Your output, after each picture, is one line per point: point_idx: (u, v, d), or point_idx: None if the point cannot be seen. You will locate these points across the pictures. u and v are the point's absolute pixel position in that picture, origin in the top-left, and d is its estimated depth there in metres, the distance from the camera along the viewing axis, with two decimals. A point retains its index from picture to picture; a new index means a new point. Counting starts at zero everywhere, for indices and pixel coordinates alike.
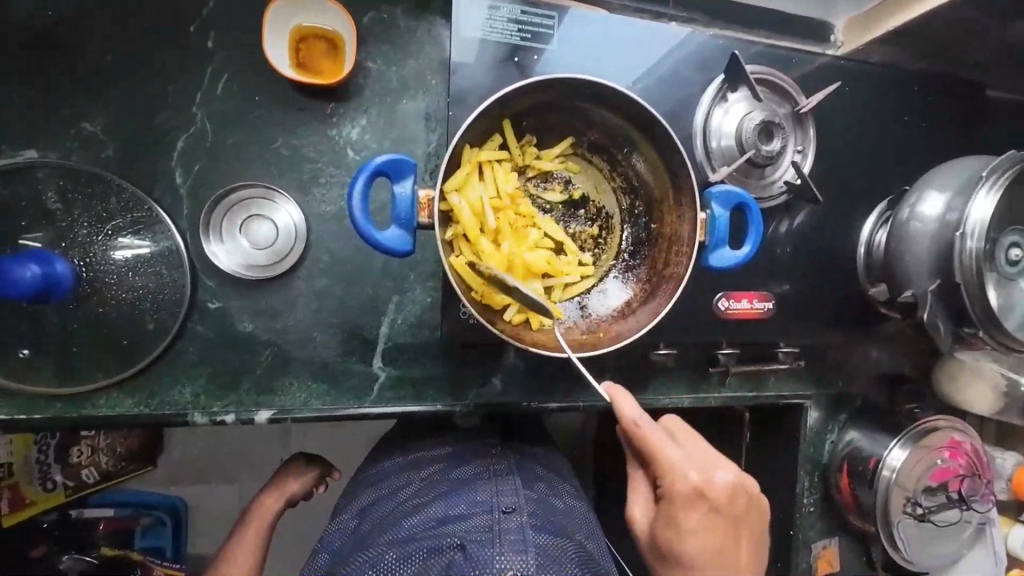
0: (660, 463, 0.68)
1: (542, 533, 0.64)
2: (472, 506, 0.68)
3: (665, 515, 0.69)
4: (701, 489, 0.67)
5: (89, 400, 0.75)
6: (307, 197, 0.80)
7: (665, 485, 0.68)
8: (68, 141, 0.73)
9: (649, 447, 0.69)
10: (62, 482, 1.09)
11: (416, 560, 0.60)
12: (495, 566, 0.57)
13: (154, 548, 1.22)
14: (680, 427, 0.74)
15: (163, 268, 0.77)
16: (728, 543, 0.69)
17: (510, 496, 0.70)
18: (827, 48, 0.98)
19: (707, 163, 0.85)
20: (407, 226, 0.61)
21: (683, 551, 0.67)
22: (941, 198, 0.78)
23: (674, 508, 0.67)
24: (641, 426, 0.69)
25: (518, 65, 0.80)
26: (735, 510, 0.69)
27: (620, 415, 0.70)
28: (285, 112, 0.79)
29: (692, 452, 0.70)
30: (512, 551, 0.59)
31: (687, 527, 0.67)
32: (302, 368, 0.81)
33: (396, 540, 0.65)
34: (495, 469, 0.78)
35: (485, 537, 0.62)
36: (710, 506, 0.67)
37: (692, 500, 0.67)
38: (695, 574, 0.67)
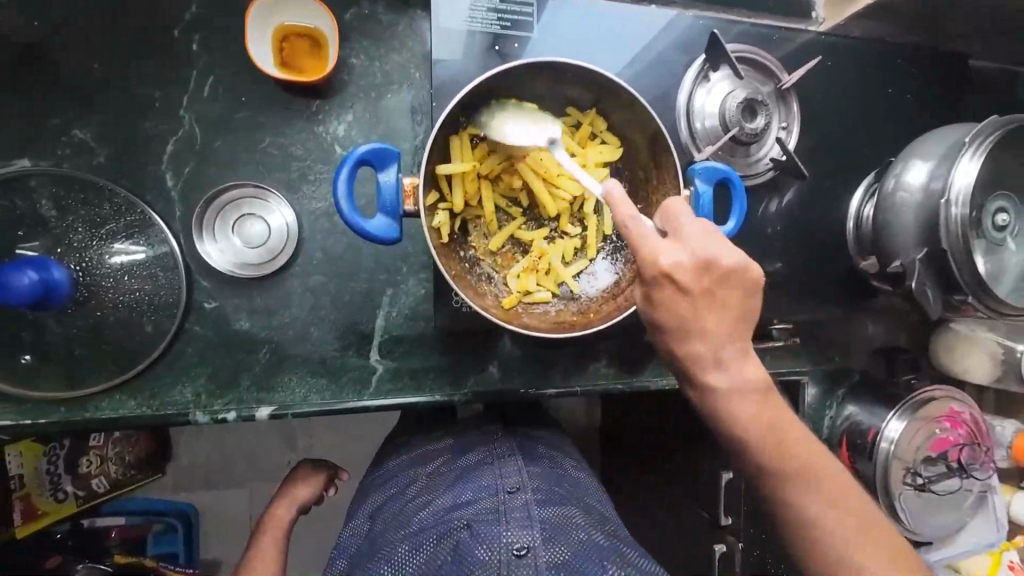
0: (642, 258, 0.58)
1: (546, 506, 0.66)
2: (478, 491, 0.69)
3: (653, 298, 0.60)
4: (672, 274, 0.57)
5: (92, 404, 0.76)
6: (297, 195, 0.81)
7: (655, 295, 0.59)
8: (59, 150, 0.75)
9: (634, 236, 0.59)
10: (73, 491, 1.11)
11: (427, 548, 0.62)
12: (502, 541, 0.59)
13: (167, 554, 1.23)
14: (675, 207, 0.62)
15: (159, 270, 0.78)
16: (707, 313, 0.59)
17: (514, 476, 0.72)
18: (810, 24, 0.98)
19: (692, 143, 0.85)
20: (392, 213, 0.62)
21: (711, 383, 0.61)
22: (925, 166, 0.78)
23: (678, 308, 0.59)
24: (634, 225, 0.58)
25: (499, 54, 0.80)
26: (736, 290, 0.60)
27: (616, 217, 0.59)
28: (271, 112, 0.80)
29: (678, 240, 0.60)
30: (518, 526, 0.61)
31: (671, 261, 0.58)
32: (300, 364, 0.82)
33: (407, 533, 0.66)
34: (498, 451, 0.79)
35: (492, 516, 0.63)
36: (685, 290, 0.58)
37: (662, 282, 0.58)
38: (694, 365, 0.61)
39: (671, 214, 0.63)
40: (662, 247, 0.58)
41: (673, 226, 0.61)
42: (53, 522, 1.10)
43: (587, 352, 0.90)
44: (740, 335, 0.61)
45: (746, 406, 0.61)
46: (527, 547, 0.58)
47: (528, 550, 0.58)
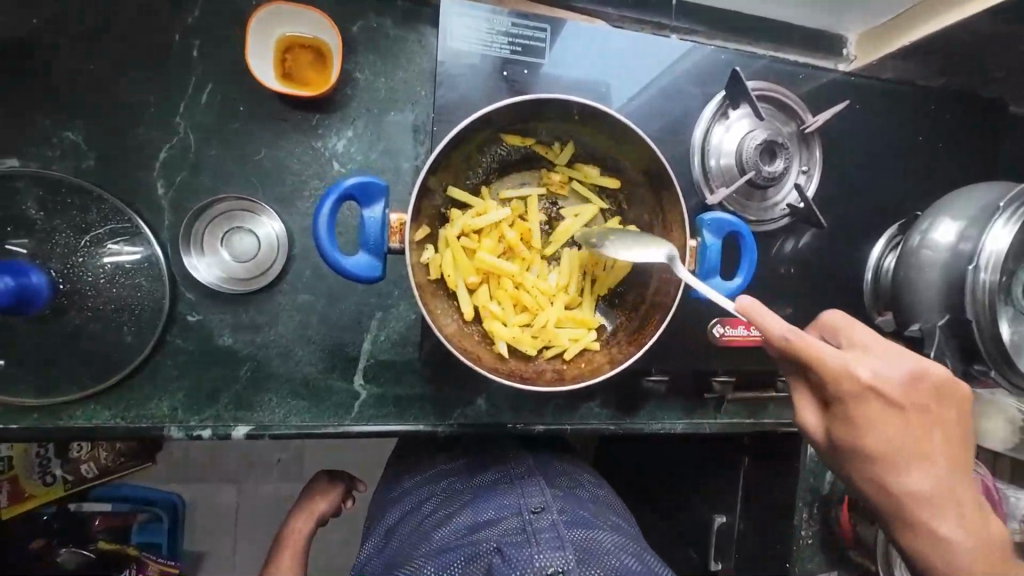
0: (828, 373, 0.57)
1: (574, 528, 0.62)
2: (501, 510, 0.66)
3: (842, 419, 0.59)
4: (875, 386, 0.57)
5: (65, 412, 0.74)
6: (290, 210, 0.79)
7: (853, 408, 0.58)
8: (49, 151, 0.73)
9: (811, 364, 0.57)
10: (62, 475, 1.10)
11: (456, 570, 0.58)
12: (534, 565, 0.55)
13: (151, 544, 1.19)
14: (836, 322, 0.64)
15: (143, 279, 0.76)
16: (925, 434, 0.60)
17: (538, 495, 0.68)
18: (839, 62, 0.95)
19: (705, 183, 0.81)
20: (376, 251, 0.60)
21: (892, 433, 0.59)
22: (954, 226, 0.74)
23: (876, 412, 0.58)
24: (790, 337, 0.56)
25: (507, 80, 0.77)
26: (947, 405, 0.61)
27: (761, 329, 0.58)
28: (269, 125, 0.77)
29: (866, 353, 0.60)
30: (548, 548, 0.57)
31: (886, 419, 0.58)
32: (282, 384, 0.79)
33: (431, 551, 0.63)
34: (517, 472, 0.76)
35: (521, 538, 0.60)
36: (896, 405, 0.58)
37: (867, 396, 0.58)
38: (887, 471, 0.60)
39: (826, 326, 0.65)
40: (860, 360, 0.59)
41: (845, 337, 0.63)
42: (40, 504, 1.10)
43: (581, 390, 0.86)
44: (958, 455, 0.60)
45: (927, 493, 0.60)
46: (562, 571, 0.55)
47: (564, 575, 0.54)
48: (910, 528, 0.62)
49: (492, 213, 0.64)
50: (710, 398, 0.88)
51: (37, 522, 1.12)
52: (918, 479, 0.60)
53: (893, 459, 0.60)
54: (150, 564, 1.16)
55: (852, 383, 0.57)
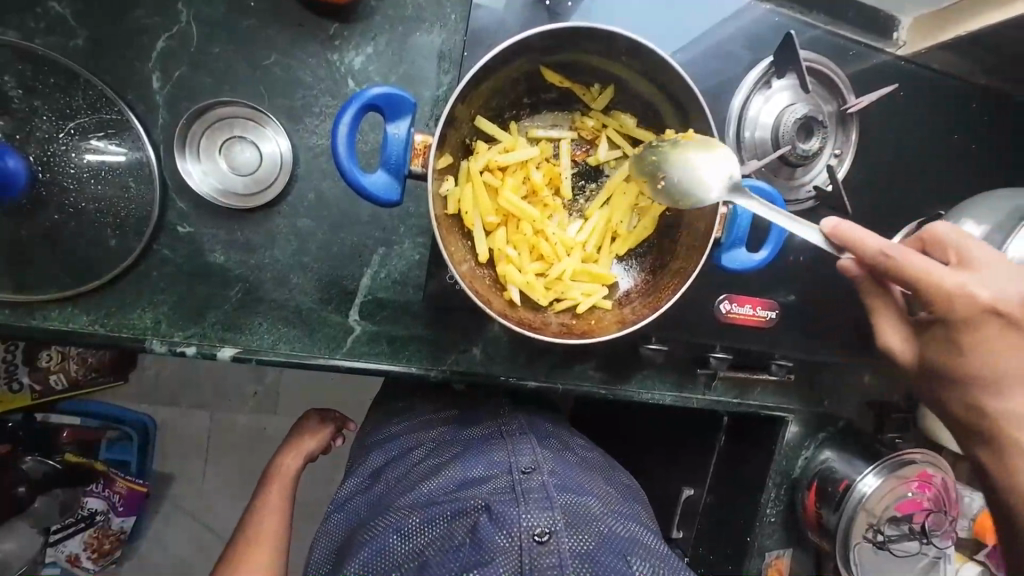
0: (912, 277, 0.58)
1: (564, 491, 0.61)
2: (490, 468, 0.65)
3: (943, 340, 0.62)
4: (996, 306, 0.58)
5: (42, 312, 0.70)
6: (298, 126, 0.73)
7: (961, 336, 0.61)
8: (32, 22, 0.66)
9: (906, 278, 0.59)
10: (29, 385, 1.06)
11: (441, 524, 0.58)
12: (522, 526, 0.55)
13: (119, 461, 1.18)
14: (944, 236, 0.62)
15: (131, 180, 0.70)
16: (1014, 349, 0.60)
17: (529, 455, 0.67)
18: (889, 46, 0.87)
19: (736, 153, 0.78)
20: (396, 172, 0.56)
21: (997, 356, 0.60)
22: (978, 230, 0.73)
23: (970, 332, 0.60)
24: (884, 254, 0.59)
25: (548, 10, 0.72)
26: (998, 320, 0.59)
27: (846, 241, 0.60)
28: (282, 28, 0.71)
29: (981, 270, 0.59)
30: (537, 508, 0.57)
31: (1003, 342, 0.60)
32: (273, 309, 0.76)
33: (416, 503, 0.62)
34: (509, 428, 0.74)
35: (510, 497, 0.59)
36: (1009, 321, 0.59)
37: (981, 320, 0.59)
38: (977, 375, 0.62)
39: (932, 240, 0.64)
40: (961, 274, 0.59)
41: (956, 252, 0.61)
42: (8, 410, 1.06)
43: (578, 351, 0.85)
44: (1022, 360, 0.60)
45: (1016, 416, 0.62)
46: (548, 532, 0.54)
47: (551, 536, 0.54)
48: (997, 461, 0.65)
49: (519, 153, 0.61)
50: (704, 373, 0.88)
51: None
52: (1009, 398, 0.62)
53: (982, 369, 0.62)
54: (118, 481, 1.16)
55: (953, 300, 0.58)
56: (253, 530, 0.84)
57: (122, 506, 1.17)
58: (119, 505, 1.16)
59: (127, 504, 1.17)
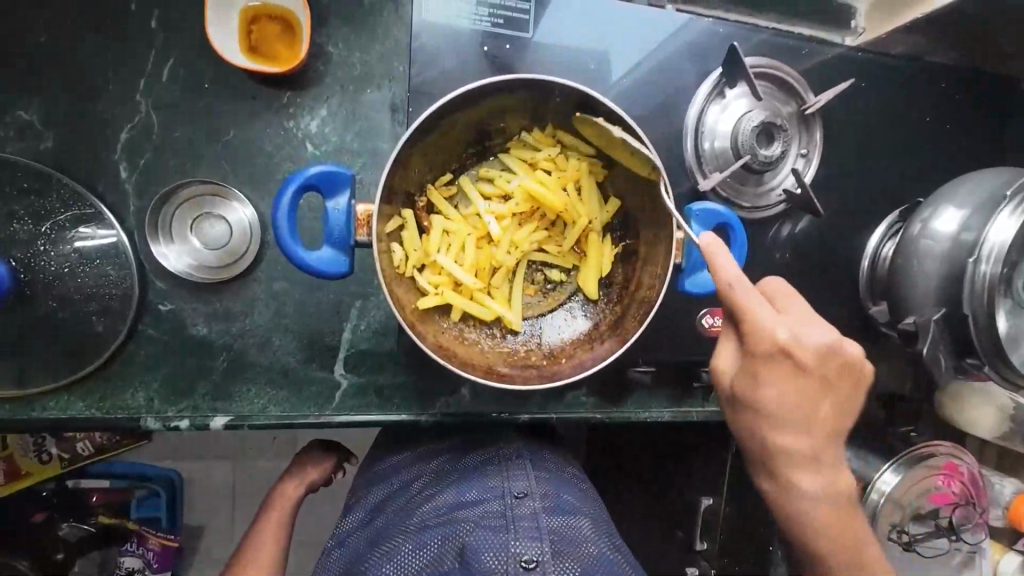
0: (758, 331, 0.56)
1: (556, 518, 0.62)
2: (484, 492, 0.67)
3: (749, 372, 0.58)
4: (792, 347, 0.56)
5: (39, 404, 0.73)
6: (263, 194, 0.75)
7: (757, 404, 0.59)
8: (3, 131, 0.69)
9: (739, 310, 0.56)
10: (57, 454, 1.04)
11: (432, 547, 0.59)
12: (509, 551, 0.55)
13: (149, 519, 1.14)
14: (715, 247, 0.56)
15: (111, 267, 0.73)
16: (817, 401, 0.59)
17: (522, 481, 0.69)
18: (846, 36, 0.87)
19: (698, 167, 0.77)
20: (341, 245, 0.57)
21: (781, 403, 0.58)
22: (958, 214, 0.71)
23: (784, 364, 0.57)
24: (734, 285, 0.55)
25: (488, 55, 0.74)
26: (845, 379, 0.59)
27: (717, 275, 0.56)
28: (238, 103, 0.73)
29: (792, 318, 0.58)
30: (525, 537, 0.57)
31: (805, 353, 0.56)
32: (260, 374, 0.77)
33: (413, 528, 0.64)
34: (505, 453, 0.77)
35: (499, 523, 0.60)
36: (803, 373, 0.57)
37: (779, 357, 0.56)
38: (789, 458, 0.60)
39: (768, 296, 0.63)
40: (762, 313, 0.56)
41: (783, 306, 0.61)
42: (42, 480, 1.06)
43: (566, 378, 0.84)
44: (834, 425, 0.60)
45: (792, 441, 0.59)
46: (535, 560, 0.54)
47: (536, 563, 0.53)
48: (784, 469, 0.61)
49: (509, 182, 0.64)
50: (698, 386, 0.86)
51: (35, 499, 1.06)
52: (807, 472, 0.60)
53: (815, 412, 0.59)
54: (151, 538, 1.12)
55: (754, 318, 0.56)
56: (249, 559, 0.87)
57: (156, 565, 1.12)
58: (153, 562, 1.13)
59: (161, 562, 1.13)
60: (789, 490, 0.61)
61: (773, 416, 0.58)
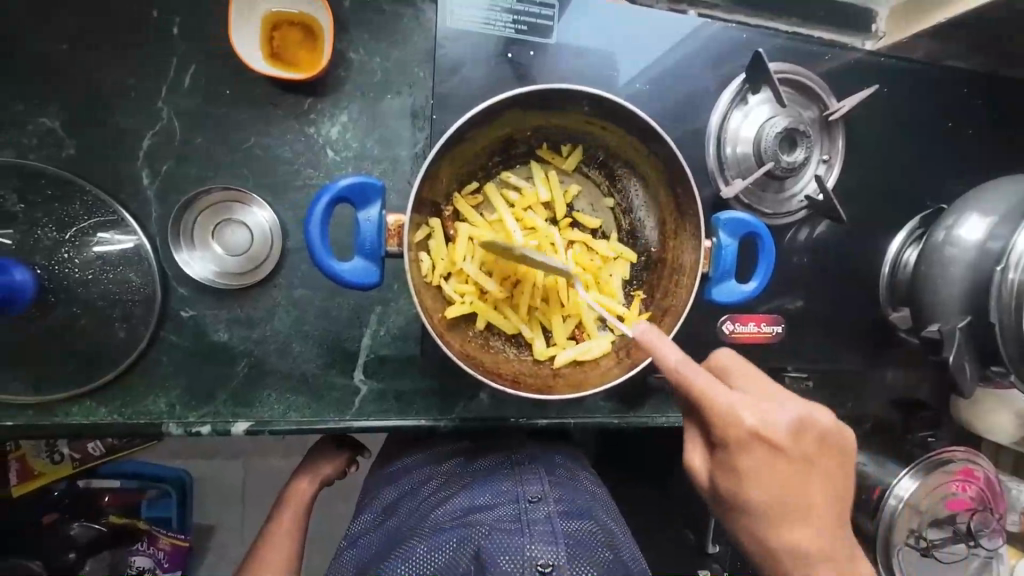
0: (716, 417, 0.54)
1: (570, 520, 0.62)
2: (496, 496, 0.67)
3: (726, 466, 0.56)
4: (760, 433, 0.54)
5: (61, 410, 0.73)
6: (284, 200, 0.75)
7: (730, 456, 0.55)
8: (25, 139, 0.69)
9: (699, 400, 0.55)
10: (69, 454, 0.98)
11: (447, 550, 0.59)
12: (526, 555, 0.55)
13: (160, 519, 1.13)
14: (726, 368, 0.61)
15: (133, 273, 0.73)
16: (804, 484, 0.56)
17: (536, 484, 0.69)
18: (866, 39, 0.86)
19: (720, 173, 0.77)
20: (373, 256, 0.58)
21: (746, 500, 0.56)
22: (983, 222, 0.71)
23: (734, 438, 0.55)
24: (681, 368, 0.55)
25: (510, 62, 0.74)
26: (823, 454, 0.57)
27: (659, 360, 0.56)
28: (259, 109, 0.73)
29: (751, 396, 0.57)
30: (541, 540, 0.57)
31: (767, 433, 0.54)
32: (280, 379, 0.77)
33: (426, 530, 0.63)
34: (516, 457, 0.76)
35: (514, 526, 0.60)
36: (775, 450, 0.54)
37: (751, 443, 0.55)
38: (766, 523, 0.57)
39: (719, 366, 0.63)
40: (720, 393, 0.55)
41: (734, 383, 0.60)
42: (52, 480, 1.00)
43: None
44: (831, 516, 0.57)
45: (755, 497, 0.56)
46: (551, 564, 0.54)
47: (553, 568, 0.54)
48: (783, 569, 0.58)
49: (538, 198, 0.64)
50: None
51: (47, 498, 1.01)
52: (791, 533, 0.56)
53: (783, 502, 0.56)
54: (161, 537, 1.10)
55: (710, 404, 0.55)
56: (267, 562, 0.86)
57: (167, 565, 1.10)
58: (164, 561, 1.10)
59: (173, 562, 1.10)
60: (777, 560, 0.57)
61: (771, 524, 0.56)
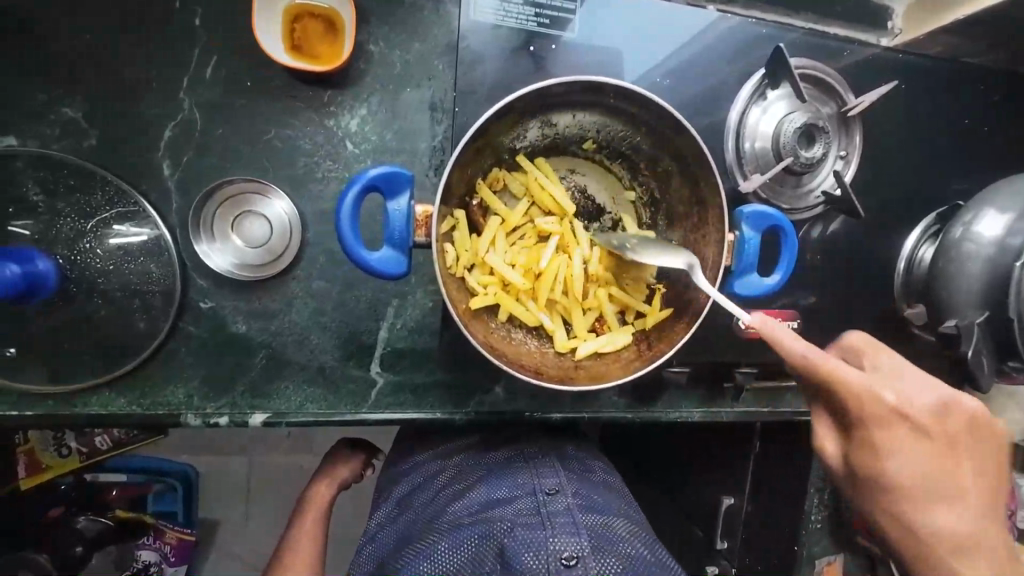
0: (851, 397, 0.56)
1: (589, 513, 0.62)
2: (514, 489, 0.67)
3: (864, 448, 0.58)
4: (902, 410, 0.56)
5: (80, 400, 0.73)
6: (303, 192, 0.75)
7: (872, 434, 0.56)
8: (47, 129, 0.70)
9: (832, 380, 0.56)
10: (77, 448, 0.98)
11: (469, 546, 0.59)
12: (550, 549, 0.55)
13: (166, 514, 1.11)
14: (868, 344, 0.62)
15: (153, 263, 0.73)
16: (954, 462, 0.58)
17: (553, 478, 0.69)
18: (882, 36, 0.86)
19: (738, 167, 0.77)
20: (400, 246, 0.59)
21: (892, 465, 0.57)
22: (1002, 218, 0.71)
23: (878, 441, 0.57)
24: (808, 355, 0.56)
25: (532, 55, 0.75)
26: (968, 435, 0.59)
27: (770, 341, 0.57)
28: (280, 101, 0.73)
29: (883, 377, 0.59)
30: (564, 533, 0.57)
31: (903, 475, 0.57)
32: (298, 371, 0.78)
33: (446, 525, 0.64)
34: (529, 453, 0.77)
35: (535, 519, 0.60)
36: (924, 433, 0.57)
37: (872, 394, 0.56)
38: (911, 503, 0.58)
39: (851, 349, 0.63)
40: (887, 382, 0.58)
41: (869, 362, 0.61)
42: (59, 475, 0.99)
43: None
44: (987, 499, 0.59)
45: (903, 462, 0.57)
46: (576, 557, 0.54)
47: (578, 560, 0.54)
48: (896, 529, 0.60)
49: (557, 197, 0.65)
50: (729, 387, 0.86)
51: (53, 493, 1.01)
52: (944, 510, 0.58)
53: (939, 485, 0.58)
54: (167, 531, 1.09)
55: (833, 381, 0.56)
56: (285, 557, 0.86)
57: (173, 559, 1.09)
58: (170, 555, 1.09)
59: (179, 557, 1.10)
60: (901, 524, 0.59)
61: (913, 489, 0.58)
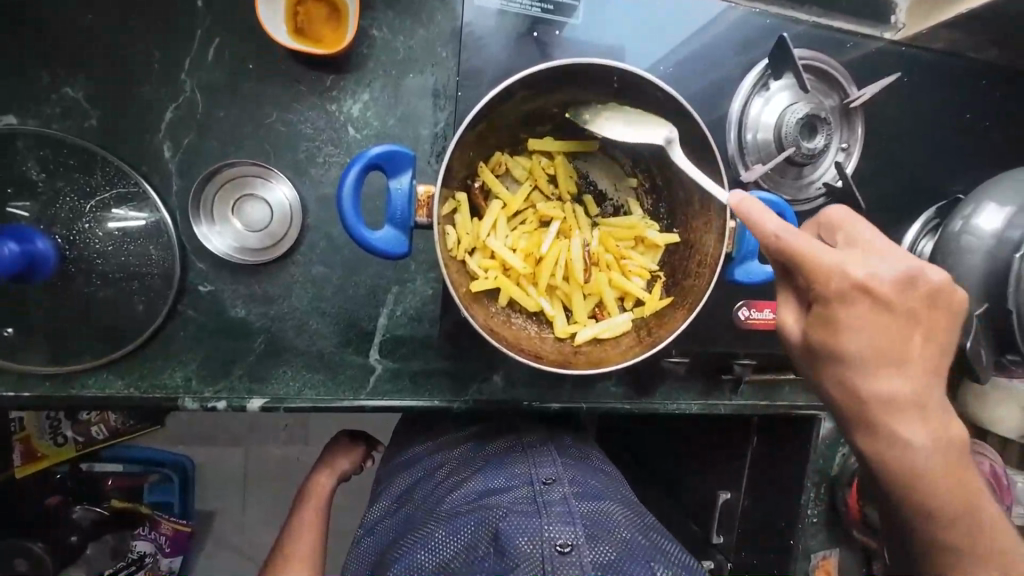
0: (817, 270, 0.51)
1: (585, 502, 0.62)
2: (511, 479, 0.67)
3: (820, 321, 0.54)
4: (870, 284, 0.51)
5: (78, 381, 0.73)
6: (304, 176, 0.75)
7: (832, 309, 0.52)
8: (47, 109, 0.69)
9: (794, 258, 0.52)
10: (73, 437, 1.01)
11: (464, 534, 0.59)
12: (545, 536, 0.55)
13: (162, 504, 1.10)
14: (843, 219, 0.57)
15: (152, 245, 0.73)
16: (909, 337, 0.53)
17: (550, 468, 0.69)
18: (887, 30, 0.85)
19: (740, 157, 0.77)
20: (401, 225, 0.59)
21: (884, 382, 0.54)
22: (1002, 212, 0.71)
23: (830, 314, 0.52)
24: (782, 235, 0.52)
25: (536, 41, 0.75)
26: (942, 315, 0.54)
27: (751, 225, 0.53)
28: (282, 85, 0.73)
29: (857, 253, 0.54)
30: (559, 522, 0.57)
31: (858, 348, 0.53)
32: (297, 356, 0.77)
33: (443, 515, 0.63)
34: (528, 441, 0.76)
35: (531, 508, 0.60)
36: (885, 306, 0.52)
37: (855, 297, 0.51)
38: (867, 370, 0.54)
39: (830, 224, 0.58)
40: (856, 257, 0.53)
41: (844, 236, 0.56)
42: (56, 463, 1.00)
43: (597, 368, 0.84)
44: (938, 368, 0.54)
45: (860, 350, 0.53)
46: (570, 543, 0.54)
47: (572, 547, 0.53)
48: (868, 435, 0.57)
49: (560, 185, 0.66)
50: (728, 379, 0.86)
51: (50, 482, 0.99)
52: (923, 410, 0.55)
53: (902, 350, 0.53)
54: (163, 522, 1.08)
55: (787, 247, 0.52)
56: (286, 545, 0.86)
57: (169, 551, 1.09)
58: (166, 545, 1.08)
59: (174, 548, 1.09)
60: (889, 440, 0.56)
61: (902, 407, 0.55)
